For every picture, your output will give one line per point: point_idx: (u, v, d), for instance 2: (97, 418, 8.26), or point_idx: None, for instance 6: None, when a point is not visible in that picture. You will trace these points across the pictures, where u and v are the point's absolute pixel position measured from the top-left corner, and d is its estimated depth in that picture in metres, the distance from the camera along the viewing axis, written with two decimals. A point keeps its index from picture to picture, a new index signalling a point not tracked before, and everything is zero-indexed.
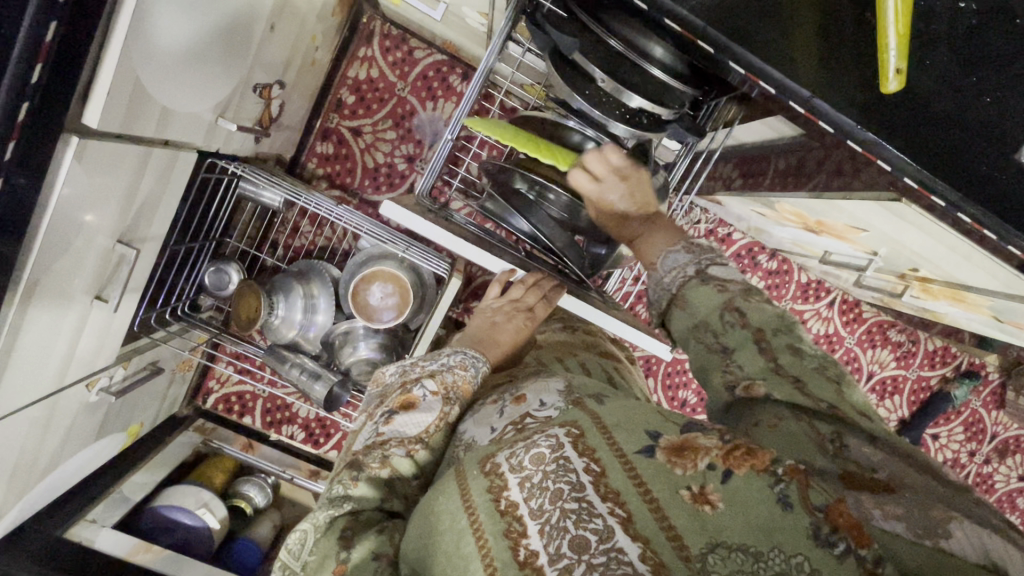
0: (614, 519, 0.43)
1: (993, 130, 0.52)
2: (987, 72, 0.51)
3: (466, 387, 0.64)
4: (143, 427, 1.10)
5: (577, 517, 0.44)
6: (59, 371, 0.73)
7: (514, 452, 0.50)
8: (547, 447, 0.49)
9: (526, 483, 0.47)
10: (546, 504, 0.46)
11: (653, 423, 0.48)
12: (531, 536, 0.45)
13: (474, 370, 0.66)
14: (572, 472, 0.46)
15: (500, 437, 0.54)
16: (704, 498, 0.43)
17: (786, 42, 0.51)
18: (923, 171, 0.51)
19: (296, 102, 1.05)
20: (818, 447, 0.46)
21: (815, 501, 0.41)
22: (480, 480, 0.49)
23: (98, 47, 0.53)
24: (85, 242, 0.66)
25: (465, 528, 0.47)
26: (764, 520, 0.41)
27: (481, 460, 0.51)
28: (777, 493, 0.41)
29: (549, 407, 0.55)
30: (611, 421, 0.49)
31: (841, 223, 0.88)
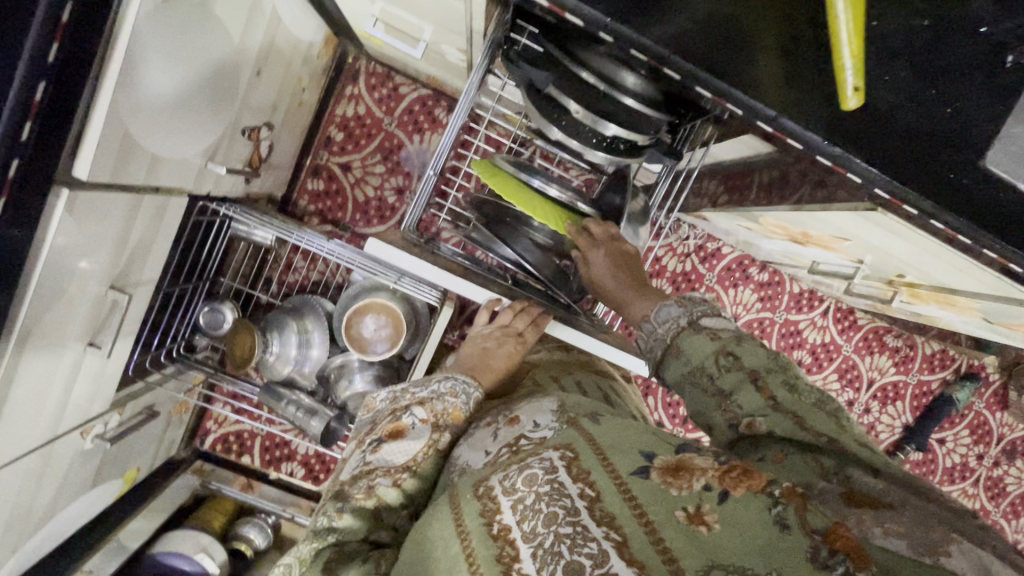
0: (609, 543, 0.42)
1: (956, 139, 0.53)
2: (945, 82, 0.53)
3: (456, 414, 0.64)
4: (141, 472, 1.09)
5: (572, 541, 0.43)
6: (53, 420, 0.73)
7: (507, 475, 0.50)
8: (540, 469, 0.49)
9: (519, 506, 0.47)
10: (539, 527, 0.45)
11: (648, 445, 0.49)
12: (523, 560, 0.44)
13: (465, 397, 0.65)
14: (567, 497, 0.46)
15: (494, 461, 0.55)
16: (700, 519, 0.42)
17: (751, 66, 0.52)
18: (894, 183, 0.53)
19: (285, 142, 1.07)
20: (821, 476, 0.47)
21: (814, 525, 0.40)
22: (473, 505, 0.49)
23: (87, 103, 0.55)
24: (77, 291, 0.67)
25: (457, 554, 0.47)
26: (761, 541, 0.40)
27: (474, 485, 0.52)
28: (775, 516, 0.41)
29: (542, 429, 0.56)
30: (606, 443, 0.50)
31: (824, 233, 0.90)
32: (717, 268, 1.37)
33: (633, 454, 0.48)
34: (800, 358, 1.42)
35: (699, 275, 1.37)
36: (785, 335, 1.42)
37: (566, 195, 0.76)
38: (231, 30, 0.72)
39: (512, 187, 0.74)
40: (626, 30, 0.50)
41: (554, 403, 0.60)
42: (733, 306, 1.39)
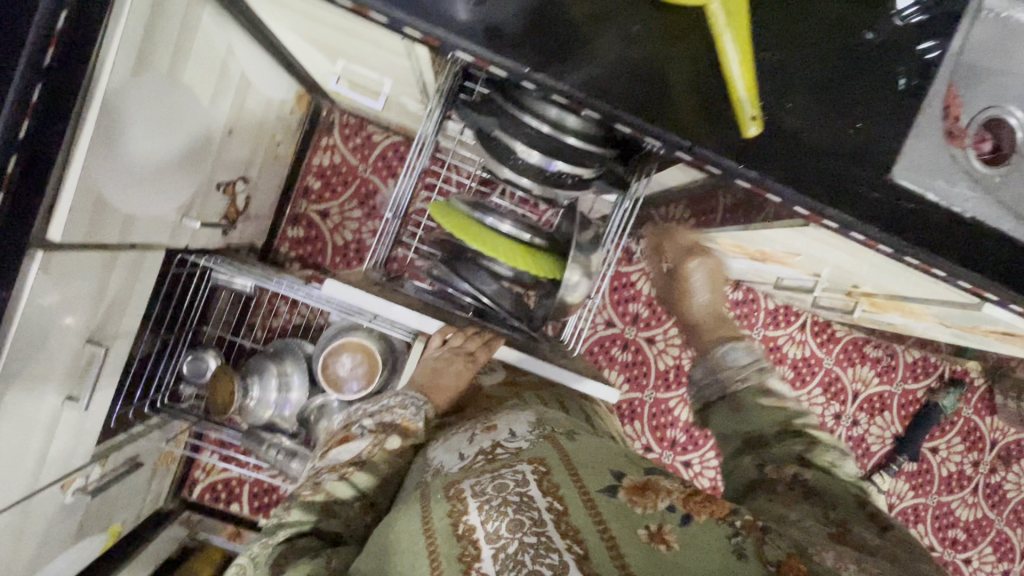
0: (570, 555, 0.45)
1: (862, 156, 0.57)
2: (845, 105, 0.57)
3: (405, 425, 0.68)
4: (125, 524, 1.09)
5: (534, 552, 0.46)
6: (32, 475, 0.75)
7: (478, 480, 0.53)
8: (512, 480, 0.52)
9: (484, 506, 0.50)
10: (501, 529, 0.47)
11: (617, 466, 0.55)
12: (483, 560, 0.46)
13: (413, 408, 0.71)
14: (535, 509, 0.49)
15: (469, 466, 0.56)
16: (660, 538, 0.48)
17: (665, 104, 0.55)
18: (812, 202, 0.57)
19: (262, 193, 1.13)
20: (822, 521, 0.55)
21: (768, 557, 0.47)
22: (442, 504, 0.52)
23: (60, 170, 0.60)
24: (55, 347, 0.70)
25: (421, 550, 0.49)
26: (708, 561, 0.46)
27: (446, 487, 0.54)
28: (732, 543, 0.48)
29: (517, 440, 0.59)
30: (575, 460, 0.55)
31: (776, 250, 0.94)
32: None
33: (603, 473, 0.54)
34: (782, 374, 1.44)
35: None
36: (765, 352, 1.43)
37: (517, 230, 0.81)
38: (200, 94, 0.77)
39: (465, 226, 0.79)
40: (545, 77, 0.54)
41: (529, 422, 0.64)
42: None
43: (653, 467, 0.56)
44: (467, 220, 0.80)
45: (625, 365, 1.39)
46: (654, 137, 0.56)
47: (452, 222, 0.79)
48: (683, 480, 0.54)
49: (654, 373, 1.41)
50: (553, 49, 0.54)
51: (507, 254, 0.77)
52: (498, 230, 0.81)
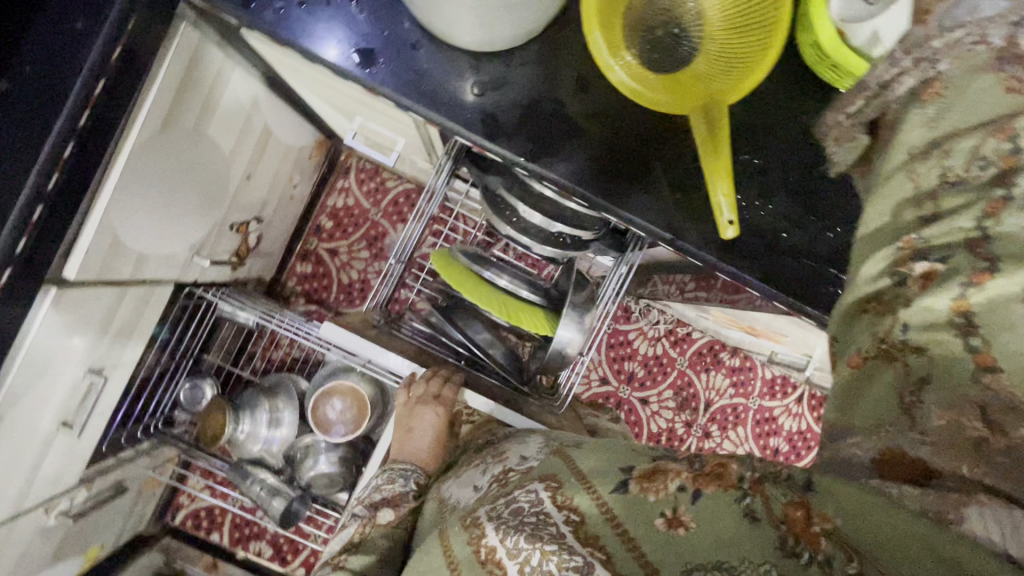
0: (594, 559, 0.41)
1: (842, 261, 0.60)
2: (824, 210, 0.60)
3: (393, 497, 0.74)
4: (104, 547, 1.09)
5: (558, 559, 0.41)
6: (18, 496, 0.77)
7: (495, 506, 0.50)
8: (527, 502, 0.49)
9: (502, 526, 0.46)
10: (521, 542, 0.43)
11: (625, 459, 0.49)
12: None
13: (401, 480, 0.77)
14: (552, 525, 0.45)
15: (487, 494, 0.57)
16: (678, 522, 0.41)
17: (649, 199, 0.59)
18: (789, 298, 0.59)
19: (274, 232, 1.17)
20: (890, 396, 0.38)
21: (778, 513, 0.38)
22: (460, 535, 0.48)
23: (81, 215, 0.65)
24: (53, 382, 0.73)
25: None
26: (733, 534, 0.39)
27: (465, 515, 0.50)
28: (744, 510, 0.39)
29: (528, 463, 0.62)
30: (587, 469, 0.50)
31: (766, 328, 0.94)
32: (688, 352, 1.41)
33: (613, 471, 0.48)
34: (777, 446, 1.41)
35: (671, 359, 1.40)
36: (760, 422, 1.41)
37: (514, 285, 0.85)
38: (224, 146, 0.83)
39: (464, 275, 0.82)
40: (537, 165, 0.58)
41: (539, 446, 0.67)
42: (706, 390, 1.40)
43: (663, 452, 0.50)
44: (465, 271, 0.84)
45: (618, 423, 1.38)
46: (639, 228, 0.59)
47: (450, 271, 0.82)
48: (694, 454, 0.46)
49: (646, 433, 1.40)
50: (546, 139, 0.58)
51: (498, 304, 0.79)
52: (493, 282, 0.84)
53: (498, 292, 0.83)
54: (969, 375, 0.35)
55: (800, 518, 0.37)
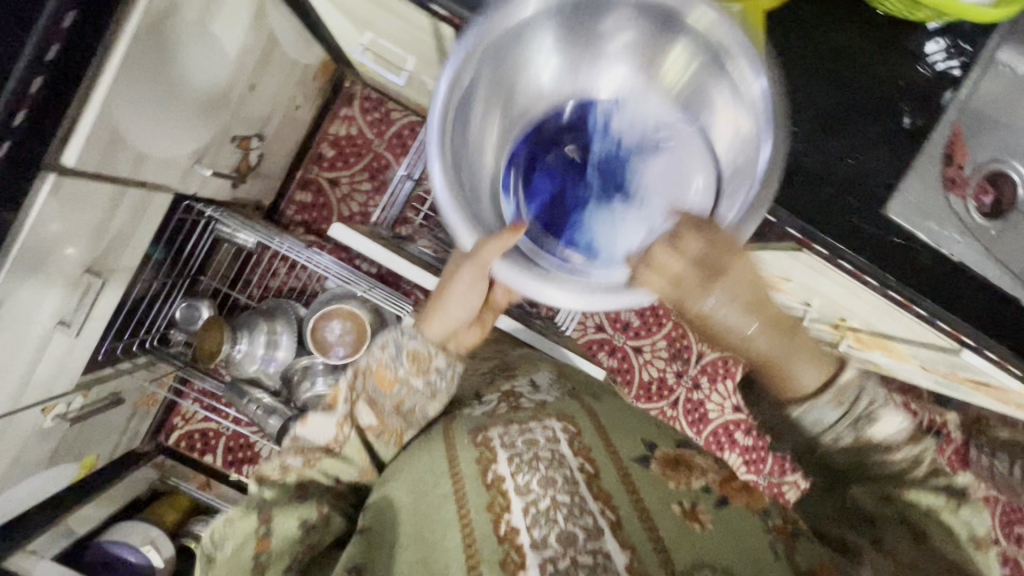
0: (603, 520, 0.56)
1: (862, 188, 0.59)
2: (846, 135, 0.60)
3: (379, 374, 0.67)
4: (99, 459, 1.11)
5: (567, 511, 0.56)
6: (15, 392, 0.77)
7: (507, 433, 0.65)
8: (541, 437, 0.64)
9: (515, 460, 0.61)
10: (532, 483, 0.59)
11: (650, 437, 0.70)
12: (514, 513, 0.57)
13: (393, 350, 0.67)
14: (567, 468, 0.61)
15: (494, 412, 0.70)
16: (694, 517, 0.58)
17: None
18: (804, 224, 0.58)
19: (275, 154, 1.15)
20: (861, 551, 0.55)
21: (802, 562, 0.54)
22: (470, 450, 0.64)
23: (80, 100, 0.62)
24: (48, 281, 0.72)
25: (449, 494, 0.61)
26: (753, 551, 0.55)
27: (473, 432, 0.66)
28: (768, 541, 0.56)
29: (540, 397, 0.73)
30: (606, 428, 0.70)
31: (770, 274, 0.93)
32: None
33: (636, 443, 0.68)
34: None
35: (667, 311, 1.42)
36: None
37: None
38: (228, 47, 0.80)
39: None
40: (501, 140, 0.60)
41: (547, 378, 0.80)
42: (699, 342, 1.42)
43: (682, 442, 0.71)
44: None
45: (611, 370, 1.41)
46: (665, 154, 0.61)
47: None
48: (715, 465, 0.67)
49: (637, 382, 1.43)
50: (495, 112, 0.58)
51: None
52: None
53: None
54: (897, 518, 0.56)
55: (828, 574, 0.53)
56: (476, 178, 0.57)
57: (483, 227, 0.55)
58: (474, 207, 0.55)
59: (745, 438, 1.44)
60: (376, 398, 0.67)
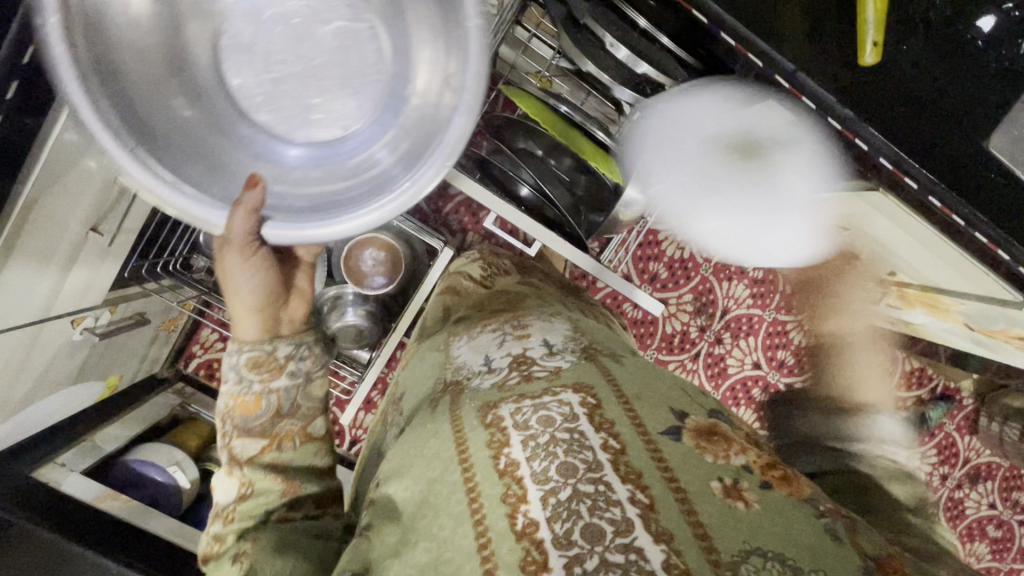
0: (634, 512, 0.42)
1: (965, 118, 0.56)
2: (956, 61, 0.56)
3: (241, 404, 0.58)
4: (122, 380, 1.09)
5: (592, 503, 0.43)
6: (49, 298, 0.74)
7: (521, 411, 0.52)
8: (559, 415, 0.50)
9: (530, 445, 0.48)
10: (551, 471, 0.46)
11: (678, 404, 0.53)
12: (531, 504, 0.44)
13: (238, 375, 0.58)
14: (588, 451, 0.47)
15: (505, 384, 0.56)
16: (738, 495, 0.44)
17: (776, 19, 0.55)
18: (897, 152, 0.56)
19: None
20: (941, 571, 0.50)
21: (867, 550, 0.43)
22: (481, 434, 0.51)
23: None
24: (80, 180, 0.70)
25: (458, 484, 0.47)
26: (810, 539, 0.42)
27: (482, 411, 0.53)
28: (822, 524, 0.44)
29: (554, 363, 0.58)
30: (631, 393, 0.53)
31: (822, 222, 0.91)
32: (714, 259, 1.40)
33: (664, 411, 0.51)
34: (783, 358, 1.45)
35: (696, 264, 1.40)
36: (772, 334, 1.44)
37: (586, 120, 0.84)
38: None
39: (543, 109, 0.81)
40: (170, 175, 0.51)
41: (564, 337, 0.64)
42: (725, 297, 1.41)
43: (715, 412, 0.55)
44: (539, 103, 0.82)
45: (633, 320, 1.41)
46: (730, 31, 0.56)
47: (523, 101, 0.80)
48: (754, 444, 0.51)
49: (659, 333, 1.43)
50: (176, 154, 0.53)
51: (587, 153, 0.81)
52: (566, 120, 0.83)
53: (576, 137, 0.82)
54: None
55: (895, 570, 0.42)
56: (156, 123, 0.53)
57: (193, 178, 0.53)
58: (203, 167, 0.56)
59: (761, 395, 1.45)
60: (248, 429, 0.58)
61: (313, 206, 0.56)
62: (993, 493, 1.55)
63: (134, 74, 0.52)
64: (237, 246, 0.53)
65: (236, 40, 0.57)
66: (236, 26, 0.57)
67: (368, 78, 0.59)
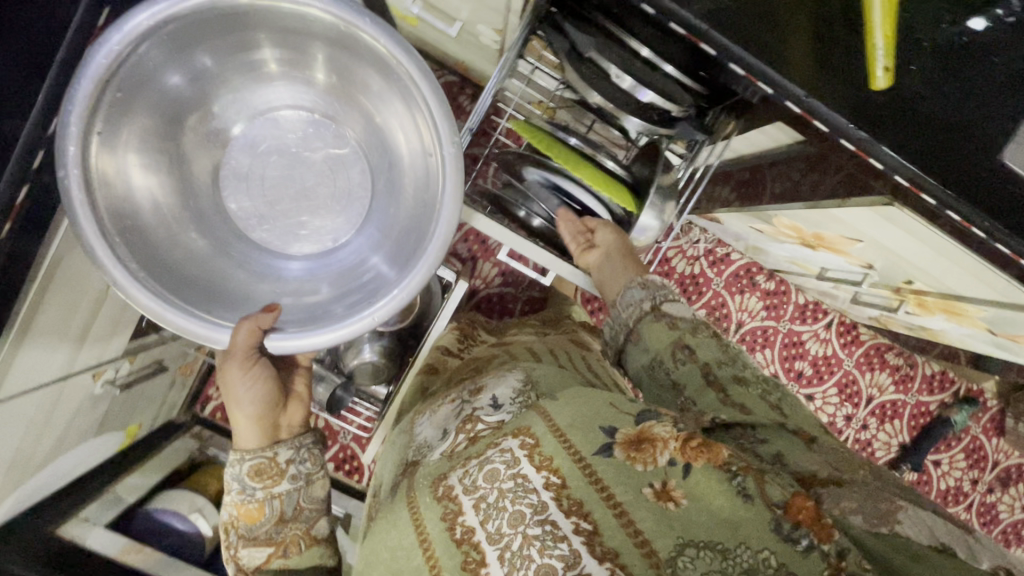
0: (579, 542, 0.48)
1: (979, 133, 0.56)
2: (969, 78, 0.57)
3: (246, 514, 0.60)
4: (141, 429, 1.09)
5: (541, 544, 0.49)
6: (70, 357, 0.75)
7: (467, 473, 0.56)
8: (502, 464, 0.54)
9: (481, 506, 0.53)
10: (503, 527, 0.50)
11: (606, 420, 0.55)
12: (491, 564, 0.50)
13: (241, 485, 0.61)
14: (532, 494, 0.51)
15: (453, 451, 0.61)
16: (668, 496, 0.49)
17: (782, 47, 0.56)
18: (914, 170, 0.56)
19: None
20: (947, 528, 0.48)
21: (775, 498, 0.48)
22: (434, 508, 0.55)
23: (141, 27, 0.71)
24: None
25: (420, 563, 0.53)
26: (726, 512, 0.47)
27: (434, 486, 0.57)
28: (736, 486, 0.48)
29: (500, 416, 0.64)
30: (564, 424, 0.55)
31: (836, 236, 0.91)
32: (725, 274, 1.40)
33: (591, 432, 0.54)
34: (801, 369, 1.43)
35: (707, 279, 1.39)
36: (788, 346, 1.43)
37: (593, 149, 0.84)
38: None
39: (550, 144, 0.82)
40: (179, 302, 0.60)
41: (511, 390, 0.69)
42: (738, 311, 1.40)
43: (642, 413, 0.56)
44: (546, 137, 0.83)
45: None
46: (738, 62, 0.56)
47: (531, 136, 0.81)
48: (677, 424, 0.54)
49: None
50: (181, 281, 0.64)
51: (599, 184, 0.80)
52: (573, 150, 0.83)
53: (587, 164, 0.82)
54: None
55: (809, 511, 0.47)
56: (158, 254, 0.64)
57: (212, 310, 0.64)
58: (208, 292, 0.66)
59: None
60: (254, 537, 0.61)
61: (311, 316, 0.66)
62: None
63: (151, 229, 0.64)
64: (240, 359, 0.61)
65: (235, 171, 0.74)
66: (235, 168, 0.74)
67: (354, 197, 0.77)
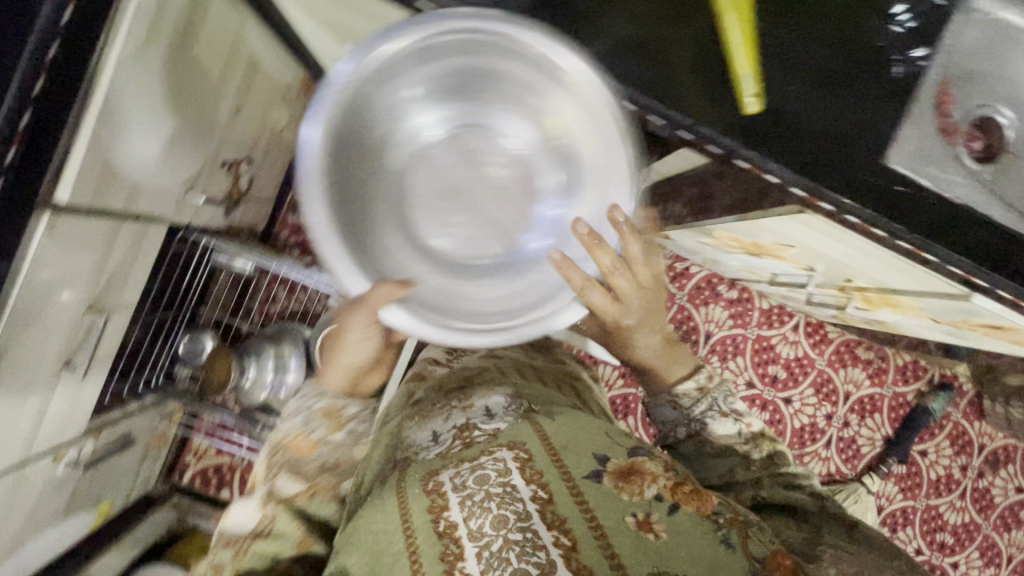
0: (558, 552, 0.50)
1: (860, 140, 0.60)
2: (843, 91, 0.61)
3: (296, 444, 0.65)
4: (114, 505, 1.08)
5: (520, 549, 0.50)
6: (25, 443, 0.75)
7: (458, 474, 0.57)
8: (494, 471, 0.56)
9: (466, 504, 0.54)
10: (486, 527, 0.52)
11: (601, 448, 0.59)
12: (468, 559, 0.50)
13: (302, 423, 0.67)
14: (518, 502, 0.53)
15: (448, 451, 0.61)
16: (648, 527, 0.52)
17: (667, 81, 0.59)
18: (806, 181, 0.59)
19: (265, 176, 1.18)
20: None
21: (755, 551, 0.51)
22: (421, 500, 0.55)
23: (91, 81, 0.63)
24: (54, 313, 0.72)
25: (401, 549, 0.52)
26: (707, 553, 0.50)
27: (425, 479, 0.57)
28: (720, 535, 0.52)
29: (495, 423, 0.64)
30: (558, 443, 0.59)
31: (772, 243, 0.94)
32: (686, 287, 1.43)
33: (586, 458, 0.58)
34: (775, 373, 1.45)
35: (670, 294, 1.42)
36: (759, 351, 1.45)
37: None
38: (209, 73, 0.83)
39: None
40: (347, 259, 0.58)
41: (505, 401, 0.69)
42: (705, 322, 1.43)
43: (636, 448, 0.60)
44: None
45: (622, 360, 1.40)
46: (629, 99, 0.59)
47: None
48: (669, 467, 0.58)
49: None
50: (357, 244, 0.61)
51: None
52: None
53: None
54: None
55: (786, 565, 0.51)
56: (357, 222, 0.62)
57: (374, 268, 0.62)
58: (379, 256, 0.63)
59: (761, 413, 1.44)
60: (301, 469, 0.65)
61: (446, 307, 0.62)
62: (1018, 475, 1.51)
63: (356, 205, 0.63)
64: (355, 317, 0.62)
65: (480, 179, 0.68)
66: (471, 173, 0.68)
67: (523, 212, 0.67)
